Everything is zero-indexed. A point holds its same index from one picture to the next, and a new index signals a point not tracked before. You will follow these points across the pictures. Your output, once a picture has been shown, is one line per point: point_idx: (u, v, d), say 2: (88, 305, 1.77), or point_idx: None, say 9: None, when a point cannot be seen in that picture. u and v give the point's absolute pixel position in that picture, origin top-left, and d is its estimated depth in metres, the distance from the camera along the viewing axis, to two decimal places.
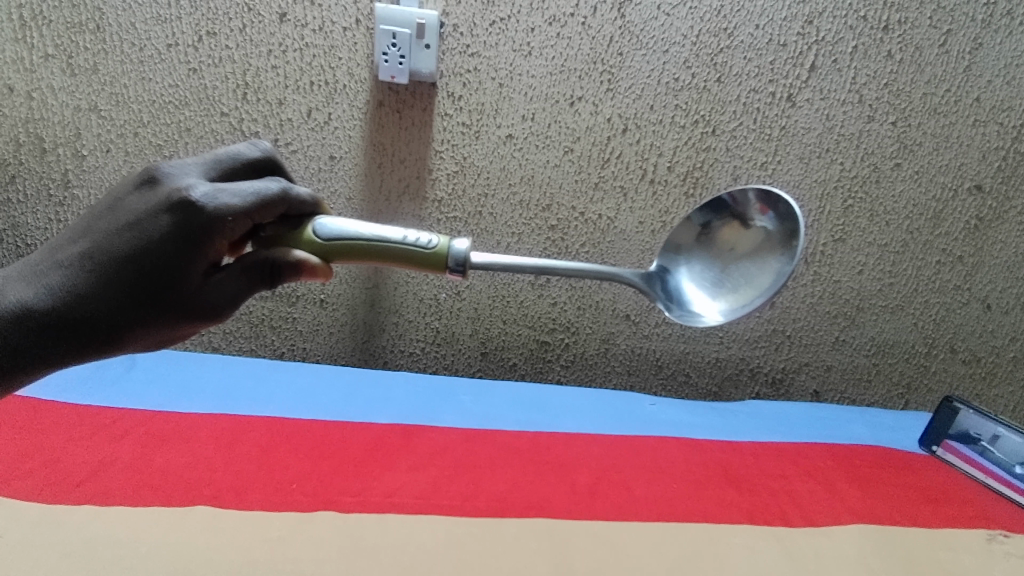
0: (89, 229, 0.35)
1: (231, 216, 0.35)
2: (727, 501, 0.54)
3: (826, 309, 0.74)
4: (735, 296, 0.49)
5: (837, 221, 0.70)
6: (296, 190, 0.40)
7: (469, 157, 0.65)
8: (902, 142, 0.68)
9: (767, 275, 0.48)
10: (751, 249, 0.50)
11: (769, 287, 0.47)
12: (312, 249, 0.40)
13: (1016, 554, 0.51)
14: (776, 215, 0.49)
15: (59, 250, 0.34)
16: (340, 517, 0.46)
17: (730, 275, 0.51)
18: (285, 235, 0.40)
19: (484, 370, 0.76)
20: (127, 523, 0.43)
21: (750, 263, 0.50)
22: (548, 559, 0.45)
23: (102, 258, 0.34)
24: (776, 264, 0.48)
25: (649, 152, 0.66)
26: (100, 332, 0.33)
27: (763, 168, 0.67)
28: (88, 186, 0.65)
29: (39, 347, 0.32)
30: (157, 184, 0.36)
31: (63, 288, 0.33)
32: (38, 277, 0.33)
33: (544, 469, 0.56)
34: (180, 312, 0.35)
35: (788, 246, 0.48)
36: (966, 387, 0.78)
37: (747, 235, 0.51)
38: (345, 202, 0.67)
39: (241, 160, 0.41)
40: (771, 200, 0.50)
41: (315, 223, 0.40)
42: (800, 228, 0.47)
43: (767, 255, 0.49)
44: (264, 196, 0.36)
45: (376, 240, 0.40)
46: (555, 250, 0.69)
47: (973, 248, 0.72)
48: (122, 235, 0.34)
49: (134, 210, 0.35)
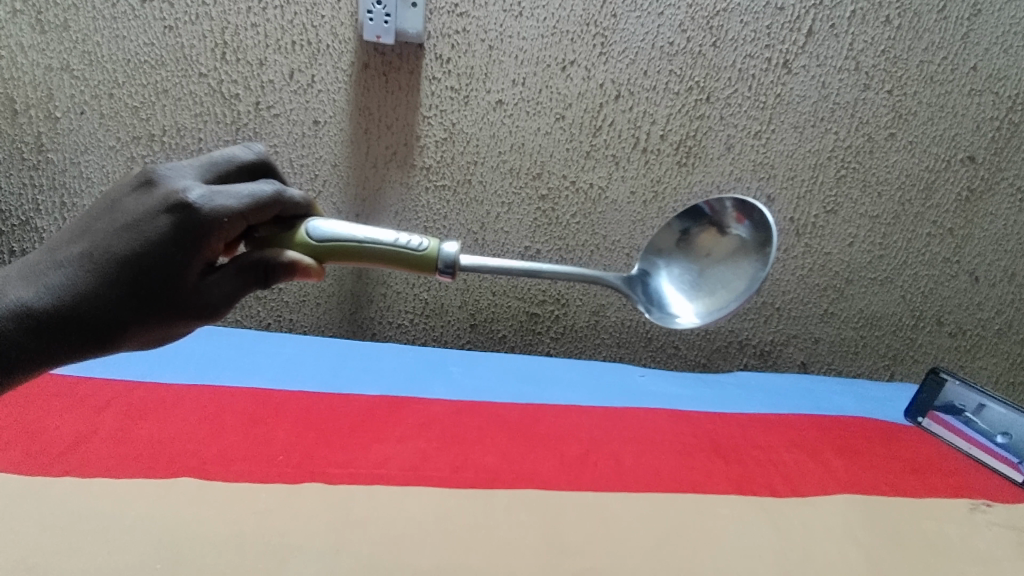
0: (88, 229, 0.34)
1: (228, 218, 0.34)
2: (716, 472, 0.54)
3: (816, 281, 0.73)
4: (710, 298, 0.50)
5: (829, 192, 0.69)
6: (291, 192, 0.39)
7: (457, 123, 0.64)
8: (898, 112, 0.67)
9: (741, 278, 0.49)
10: (726, 254, 0.51)
11: (742, 290, 0.48)
12: (305, 251, 0.39)
13: (999, 524, 0.52)
14: (751, 222, 0.50)
15: (58, 250, 0.33)
16: (328, 489, 0.46)
17: (707, 278, 0.51)
18: (279, 236, 0.39)
19: (473, 341, 0.75)
20: (110, 494, 0.43)
21: (726, 269, 0.51)
22: (537, 530, 0.45)
23: (101, 258, 0.33)
24: (751, 270, 0.49)
25: (642, 120, 0.65)
26: (98, 334, 0.32)
27: (757, 137, 0.66)
28: (62, 150, 0.63)
29: (33, 346, 0.31)
30: (154, 187, 0.34)
31: (63, 287, 0.32)
32: (39, 277, 0.32)
33: (534, 441, 0.55)
34: (176, 313, 0.34)
35: (762, 252, 0.49)
36: (950, 359, 0.78)
37: (723, 241, 0.52)
38: (331, 169, 0.65)
39: (236, 161, 0.39)
40: (744, 207, 0.51)
41: (308, 225, 0.39)
42: (771, 233, 0.48)
43: (742, 259, 0.50)
44: (259, 198, 0.36)
45: (369, 243, 0.40)
46: (545, 220, 0.68)
47: (963, 220, 0.72)
48: (121, 235, 0.33)
49: (133, 211, 0.34)
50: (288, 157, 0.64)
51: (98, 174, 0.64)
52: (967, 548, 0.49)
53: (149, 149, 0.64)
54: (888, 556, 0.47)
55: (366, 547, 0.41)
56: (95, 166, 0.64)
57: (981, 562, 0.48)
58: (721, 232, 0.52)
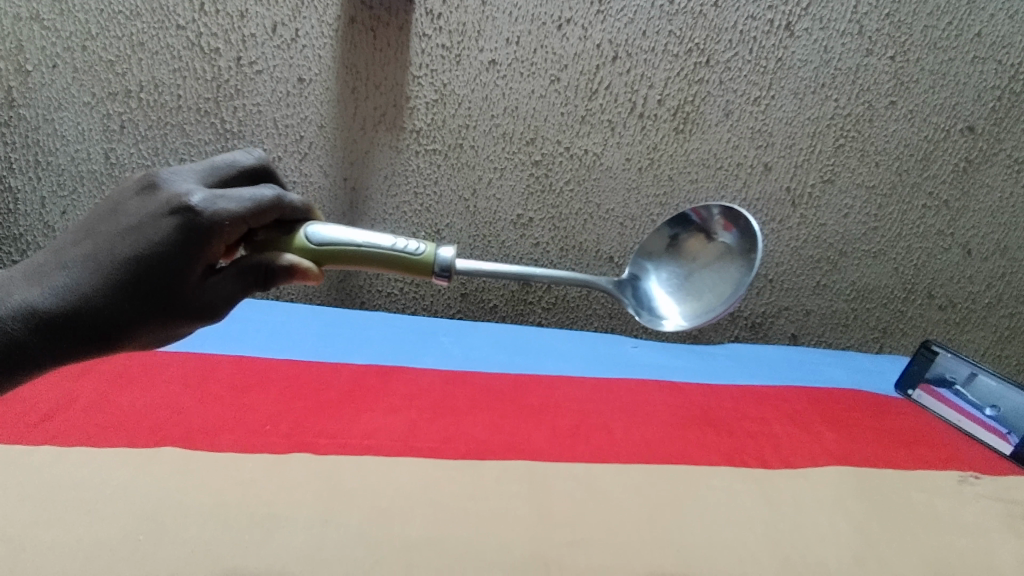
0: (92, 232, 0.34)
1: (229, 221, 0.34)
2: (708, 444, 0.54)
3: (810, 253, 0.73)
4: (697, 300, 0.52)
5: (827, 161, 0.68)
6: (291, 197, 0.39)
7: (449, 84, 0.62)
8: (899, 79, 0.65)
9: (726, 282, 0.51)
10: (712, 260, 0.53)
11: (728, 293, 0.50)
12: (306, 255, 0.39)
13: (986, 496, 0.52)
14: (737, 231, 0.53)
15: (61, 251, 0.34)
16: (316, 460, 0.45)
17: (695, 282, 0.53)
18: (277, 241, 0.39)
19: (464, 311, 0.74)
20: (90, 464, 0.42)
21: (713, 274, 0.53)
22: (529, 501, 0.44)
23: (105, 261, 0.33)
24: (736, 274, 0.51)
25: (639, 83, 0.63)
26: (98, 336, 0.33)
27: (756, 103, 0.65)
28: (35, 106, 0.60)
29: (33, 345, 0.31)
30: (157, 191, 0.35)
31: (67, 289, 0.32)
32: (41, 278, 0.32)
33: (525, 411, 0.55)
34: (176, 314, 0.34)
35: (747, 258, 0.51)
36: (940, 333, 0.78)
37: (710, 249, 0.54)
38: (317, 130, 0.63)
39: (237, 166, 0.39)
40: (732, 216, 0.53)
41: (307, 230, 0.39)
42: (756, 241, 0.50)
43: (728, 265, 0.52)
44: (261, 202, 0.36)
45: (368, 248, 0.40)
46: (539, 187, 0.66)
47: (959, 192, 0.71)
48: (124, 239, 0.33)
49: (136, 215, 0.34)
50: (271, 117, 0.62)
51: (72, 132, 0.62)
52: (955, 520, 0.49)
53: (126, 106, 0.61)
54: (876, 527, 0.47)
55: (355, 517, 0.41)
56: (69, 123, 0.61)
57: (968, 533, 0.48)
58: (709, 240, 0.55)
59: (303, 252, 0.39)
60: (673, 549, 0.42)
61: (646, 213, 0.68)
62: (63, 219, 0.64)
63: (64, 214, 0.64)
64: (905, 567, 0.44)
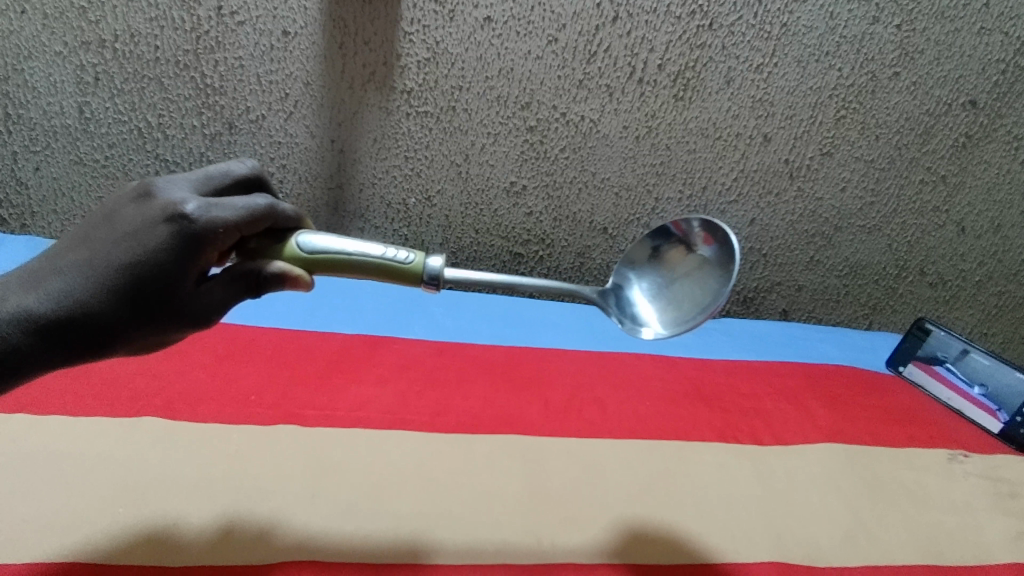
0: (88, 238, 0.33)
1: (223, 228, 0.33)
2: (700, 419, 0.53)
3: (805, 227, 0.71)
4: (673, 311, 0.48)
5: (827, 133, 0.66)
6: (284, 206, 0.37)
7: (442, 42, 0.59)
8: (904, 49, 0.63)
9: (701, 293, 0.47)
10: (690, 273, 0.50)
11: (703, 304, 0.46)
12: (297, 265, 0.37)
13: (975, 475, 0.52)
14: (716, 244, 0.49)
15: (56, 257, 0.32)
16: (303, 432, 0.44)
17: (675, 294, 0.49)
18: (270, 249, 0.37)
19: (455, 280, 0.72)
20: (67, 435, 0.40)
21: (693, 286, 0.48)
22: (521, 474, 0.43)
23: (101, 267, 0.31)
24: (713, 286, 0.47)
25: (639, 47, 0.60)
26: (92, 342, 0.31)
27: (758, 71, 0.62)
28: (3, 55, 0.57)
29: (24, 349, 0.30)
30: (152, 198, 0.33)
31: (62, 294, 0.31)
32: (38, 283, 0.31)
33: (517, 385, 0.54)
34: (171, 320, 0.33)
35: (725, 270, 0.47)
36: (928, 309, 0.78)
37: (690, 259, 0.51)
38: (303, 87, 0.60)
39: (231, 175, 0.37)
40: (711, 229, 0.50)
41: (297, 239, 0.37)
42: (732, 251, 0.47)
43: (708, 277, 0.48)
44: (255, 211, 0.34)
45: (358, 258, 0.37)
46: (533, 154, 0.65)
47: (958, 167, 0.70)
48: (119, 245, 0.32)
49: (132, 222, 0.32)
50: (254, 72, 0.59)
51: (43, 84, 0.59)
52: (944, 498, 0.49)
53: (100, 57, 0.58)
54: (866, 504, 0.47)
55: (342, 492, 0.40)
56: (41, 75, 0.58)
57: (956, 511, 0.48)
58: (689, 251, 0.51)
59: (293, 260, 0.37)
60: (664, 523, 0.42)
61: (641, 182, 0.67)
62: (37, 175, 0.63)
63: (37, 170, 0.62)
64: (895, 546, 0.44)
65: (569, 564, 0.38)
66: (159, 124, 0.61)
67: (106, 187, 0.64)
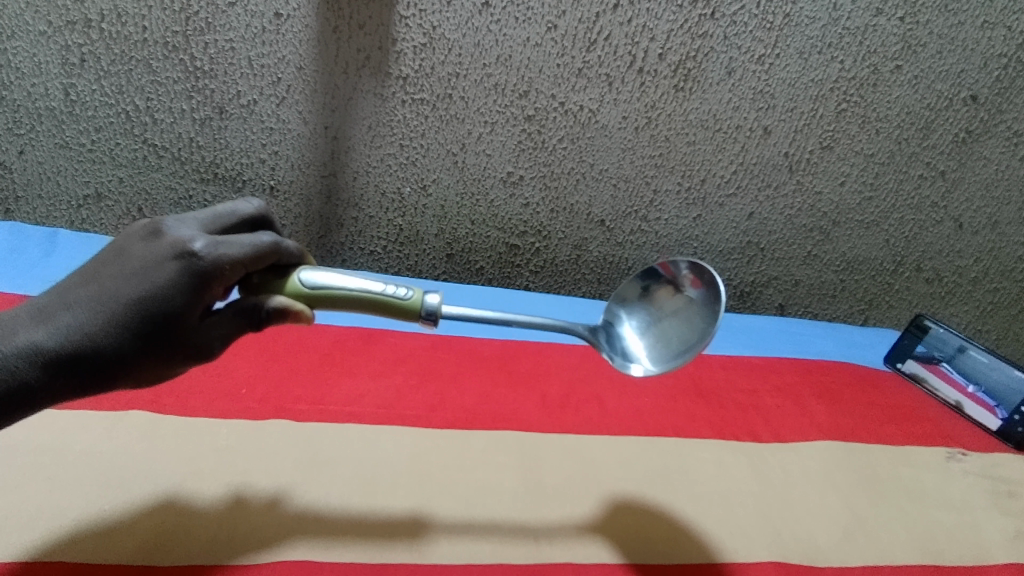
0: (97, 274, 0.32)
1: (229, 265, 0.32)
2: (698, 415, 0.52)
3: (803, 222, 0.71)
4: (658, 352, 0.46)
5: (828, 126, 0.65)
6: (288, 243, 0.37)
7: (438, 27, 0.57)
8: (907, 42, 0.62)
9: (689, 336, 0.45)
10: (677, 315, 0.47)
11: (693, 344, 0.44)
12: (299, 301, 0.36)
13: (974, 473, 0.52)
14: (704, 287, 0.47)
15: (67, 291, 0.32)
16: (295, 426, 0.43)
17: (665, 336, 0.46)
18: (271, 283, 0.36)
19: (449, 273, 0.71)
20: (53, 429, 0.39)
21: (685, 329, 0.46)
22: (517, 472, 0.43)
23: (110, 302, 0.31)
24: (703, 329, 0.44)
25: (640, 35, 0.59)
26: (101, 376, 0.31)
27: (760, 62, 0.61)
28: None
29: (34, 385, 0.29)
30: (159, 236, 0.33)
31: (70, 329, 0.30)
32: (47, 317, 0.31)
33: (513, 379, 0.53)
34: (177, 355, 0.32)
35: (713, 314, 0.44)
36: (924, 305, 0.78)
37: (681, 301, 0.48)
38: (296, 72, 0.59)
39: (238, 215, 0.38)
40: (698, 271, 0.47)
41: (300, 276, 0.36)
42: (719, 294, 0.45)
43: (698, 321, 0.45)
44: (260, 249, 0.34)
45: (357, 294, 0.36)
46: (530, 144, 0.64)
47: (957, 162, 0.69)
48: (128, 280, 0.31)
49: (140, 259, 0.32)
50: (246, 55, 0.58)
51: (27, 65, 0.57)
52: (942, 495, 0.49)
53: (86, 37, 0.56)
54: (865, 502, 0.47)
55: (334, 489, 0.39)
56: (25, 55, 0.57)
57: (956, 510, 0.48)
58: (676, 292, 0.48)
59: (296, 294, 0.36)
60: (661, 521, 0.42)
61: (640, 174, 0.66)
62: (21, 158, 0.61)
63: (21, 154, 0.61)
64: (895, 545, 0.44)
65: (566, 562, 0.37)
66: (148, 107, 0.60)
67: (92, 172, 0.62)
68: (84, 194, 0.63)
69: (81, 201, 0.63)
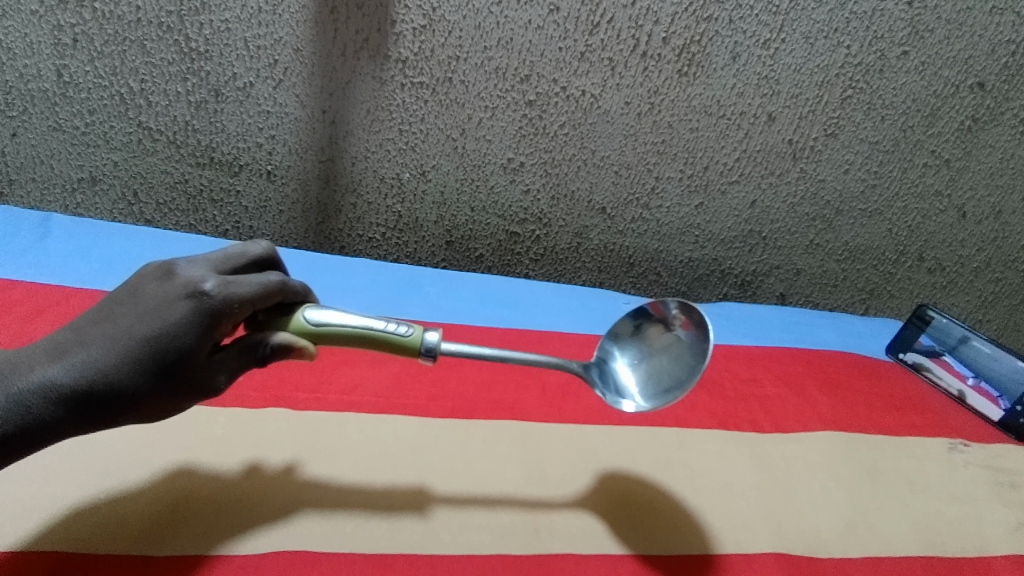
0: (111, 313, 0.32)
1: (238, 304, 0.32)
2: (700, 405, 0.52)
3: (806, 210, 0.70)
4: (650, 389, 0.43)
5: (833, 113, 0.64)
6: (294, 280, 0.37)
7: (438, 9, 0.56)
8: (915, 27, 0.61)
9: (677, 379, 0.42)
10: (665, 357, 0.44)
11: (682, 383, 0.41)
12: (304, 337, 0.35)
13: (976, 464, 0.52)
14: (693, 326, 0.44)
15: (83, 327, 0.31)
16: (294, 415, 0.42)
17: (656, 376, 0.43)
18: (277, 320, 0.35)
19: (449, 260, 0.70)
20: None
21: (676, 368, 0.43)
22: (517, 463, 0.43)
23: (125, 339, 0.30)
24: (692, 369, 0.41)
25: (643, 18, 0.58)
26: (116, 413, 0.30)
27: (765, 46, 0.60)
28: None
29: (49, 422, 0.29)
30: (172, 275, 0.32)
31: (86, 366, 0.29)
32: (63, 352, 0.30)
33: (514, 368, 0.52)
34: (189, 391, 0.31)
35: (702, 353, 0.41)
36: (926, 295, 0.78)
37: (670, 339, 0.45)
38: (292, 54, 0.58)
39: (247, 256, 0.37)
40: (687, 310, 0.44)
41: (303, 313, 0.35)
42: (708, 337, 0.42)
43: (688, 360, 0.42)
44: (268, 288, 0.34)
45: (358, 331, 0.36)
46: (531, 129, 0.63)
47: (962, 151, 0.68)
48: (142, 318, 0.31)
49: (152, 298, 0.32)
50: (242, 36, 0.57)
51: (19, 45, 0.56)
52: (945, 487, 0.49)
53: (78, 17, 0.55)
54: (867, 494, 0.46)
55: (334, 479, 0.39)
56: (16, 35, 0.55)
57: (958, 502, 0.48)
58: (665, 331, 0.45)
59: (300, 332, 0.35)
60: (663, 512, 0.41)
61: (642, 161, 0.65)
62: (14, 141, 0.60)
63: (14, 136, 0.60)
64: (897, 537, 0.43)
65: (568, 555, 0.37)
66: (142, 90, 0.59)
67: (86, 155, 0.61)
68: (78, 177, 0.62)
69: (75, 185, 0.63)
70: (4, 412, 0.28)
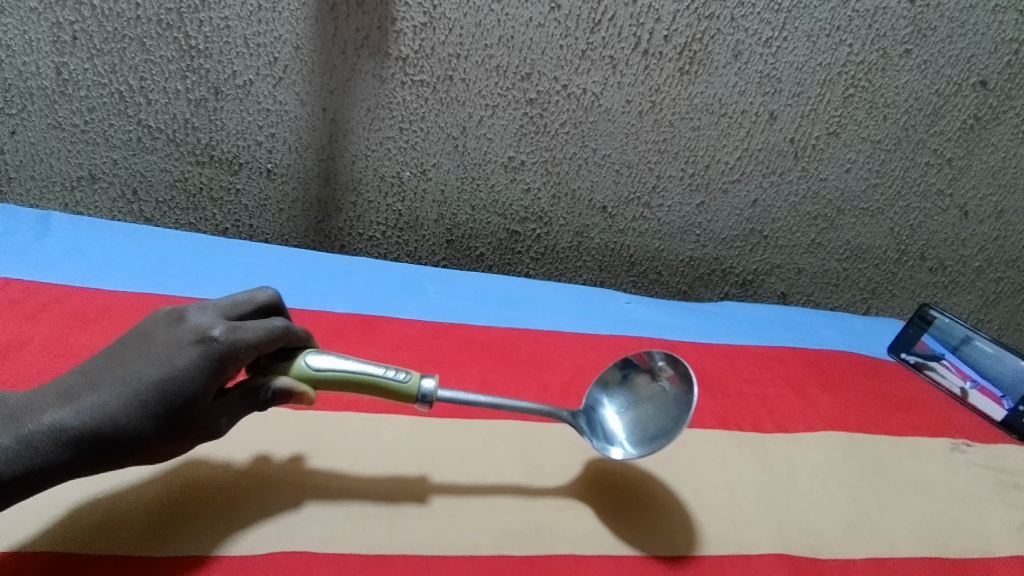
0: (121, 358, 0.32)
1: (245, 349, 0.32)
2: (702, 405, 0.52)
3: (808, 209, 0.70)
4: (637, 438, 0.42)
5: (835, 111, 0.64)
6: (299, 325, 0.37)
7: (439, 6, 0.56)
8: (917, 25, 0.60)
9: (664, 430, 0.41)
10: (649, 408, 0.44)
11: (669, 434, 0.40)
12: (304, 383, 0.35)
13: (978, 465, 0.52)
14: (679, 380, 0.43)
15: (92, 371, 0.31)
16: (295, 414, 0.42)
17: (643, 427, 0.43)
18: (280, 366, 0.35)
19: (449, 259, 0.70)
20: None
21: (663, 419, 0.42)
22: (518, 463, 0.42)
23: (134, 383, 0.30)
24: (679, 421, 0.41)
25: (645, 16, 0.57)
26: (124, 456, 0.30)
27: (767, 44, 0.60)
28: None
29: (57, 463, 0.29)
30: (182, 321, 0.33)
31: (94, 409, 0.29)
32: (72, 396, 0.30)
33: (515, 368, 0.52)
34: (199, 433, 0.32)
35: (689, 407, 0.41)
36: (927, 294, 0.77)
37: (655, 391, 0.44)
38: (292, 51, 0.58)
39: (255, 302, 0.37)
40: (674, 362, 0.44)
41: (305, 359, 0.35)
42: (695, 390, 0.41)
43: (675, 413, 0.42)
44: (274, 333, 0.34)
45: (357, 376, 0.35)
46: (532, 128, 0.63)
47: (964, 150, 0.68)
48: (152, 363, 0.31)
49: (162, 342, 0.32)
50: (242, 34, 0.56)
51: (18, 42, 0.56)
52: (947, 488, 0.49)
53: (77, 14, 0.55)
54: (869, 494, 0.46)
55: (333, 477, 0.39)
56: (15, 32, 0.55)
57: (960, 501, 0.48)
58: (648, 381, 0.45)
59: (302, 377, 0.35)
60: (663, 510, 0.41)
61: (643, 160, 0.65)
62: (13, 139, 0.60)
63: (13, 134, 0.60)
64: (899, 538, 0.43)
65: (569, 555, 0.37)
66: (141, 87, 0.58)
67: (86, 153, 0.61)
68: (78, 175, 0.62)
69: (74, 183, 0.62)
70: (11, 452, 0.28)
